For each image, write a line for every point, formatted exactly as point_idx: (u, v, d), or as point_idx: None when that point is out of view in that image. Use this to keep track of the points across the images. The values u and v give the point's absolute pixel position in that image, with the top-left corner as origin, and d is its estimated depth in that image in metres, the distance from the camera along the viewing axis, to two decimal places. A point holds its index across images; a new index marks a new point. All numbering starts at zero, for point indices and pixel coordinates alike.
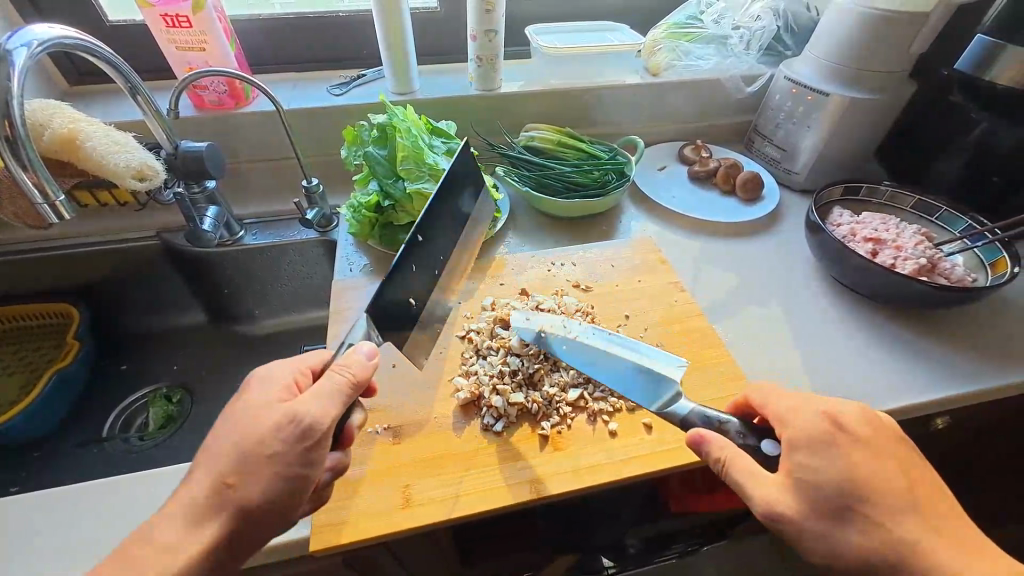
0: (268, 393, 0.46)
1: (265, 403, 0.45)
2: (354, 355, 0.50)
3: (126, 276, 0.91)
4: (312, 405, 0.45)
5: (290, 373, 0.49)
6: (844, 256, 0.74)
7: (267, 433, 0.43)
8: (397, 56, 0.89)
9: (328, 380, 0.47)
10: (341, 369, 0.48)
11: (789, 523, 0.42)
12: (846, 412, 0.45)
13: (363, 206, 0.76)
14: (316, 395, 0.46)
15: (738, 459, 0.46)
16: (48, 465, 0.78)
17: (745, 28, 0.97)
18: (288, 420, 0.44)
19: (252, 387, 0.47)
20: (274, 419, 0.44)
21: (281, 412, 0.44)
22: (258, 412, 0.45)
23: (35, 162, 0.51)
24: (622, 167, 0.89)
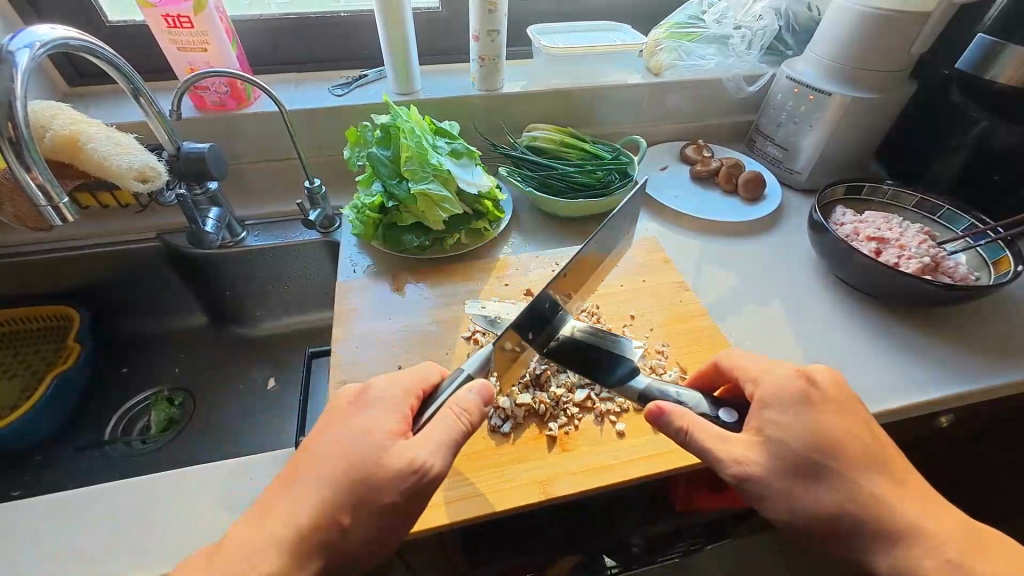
0: (386, 425, 0.47)
1: (385, 439, 0.46)
2: (468, 397, 0.49)
3: (127, 278, 0.91)
4: (423, 451, 0.45)
5: (405, 400, 0.50)
6: (848, 255, 0.74)
7: (388, 473, 0.44)
8: (399, 56, 0.89)
9: (445, 421, 0.47)
10: (453, 410, 0.48)
11: (758, 478, 0.46)
12: (818, 376, 0.50)
13: (366, 207, 0.76)
14: (423, 442, 0.46)
15: (698, 426, 0.49)
16: (49, 469, 0.77)
17: (746, 28, 0.97)
18: (409, 469, 0.44)
19: (368, 417, 0.48)
20: (396, 464, 0.45)
21: (403, 459, 0.45)
22: (374, 448, 0.46)
23: (37, 164, 0.50)
24: (625, 167, 0.89)
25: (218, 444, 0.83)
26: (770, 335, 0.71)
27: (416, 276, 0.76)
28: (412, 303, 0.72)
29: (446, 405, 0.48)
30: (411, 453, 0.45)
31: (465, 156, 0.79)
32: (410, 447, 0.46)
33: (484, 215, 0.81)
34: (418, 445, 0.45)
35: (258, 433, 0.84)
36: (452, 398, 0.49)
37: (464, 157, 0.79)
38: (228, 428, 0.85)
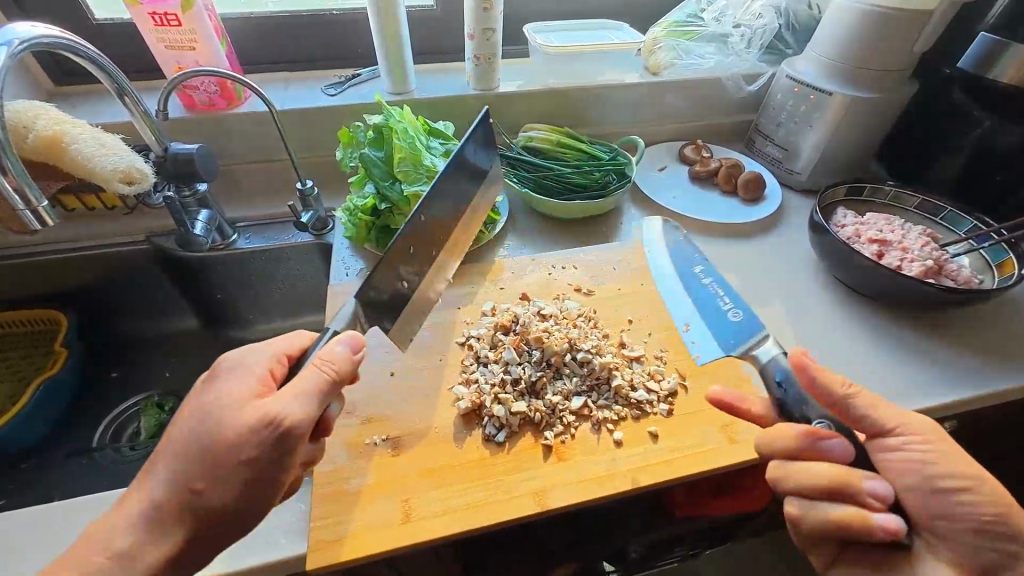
0: (246, 388, 0.45)
1: (239, 401, 0.44)
2: (333, 349, 0.48)
3: (115, 281, 0.89)
4: (286, 406, 0.44)
5: (266, 363, 0.48)
6: (849, 258, 0.72)
7: (245, 431, 0.42)
8: (392, 55, 0.87)
9: (311, 376, 0.46)
10: (321, 366, 0.46)
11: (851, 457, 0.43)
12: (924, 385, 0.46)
13: (358, 209, 0.74)
14: (285, 396, 0.44)
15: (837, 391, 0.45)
16: (34, 477, 0.75)
17: (746, 27, 0.95)
18: (263, 423, 0.43)
19: (227, 383, 0.46)
20: (250, 418, 0.43)
21: (261, 411, 0.43)
22: (232, 410, 0.43)
23: (14, 167, 0.49)
24: (622, 168, 0.87)
25: None
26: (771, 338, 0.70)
27: None
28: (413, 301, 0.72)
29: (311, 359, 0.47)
30: (272, 406, 0.43)
31: None
32: (269, 401, 0.44)
33: None
34: (281, 398, 0.44)
35: None
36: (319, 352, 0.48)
37: None
38: None
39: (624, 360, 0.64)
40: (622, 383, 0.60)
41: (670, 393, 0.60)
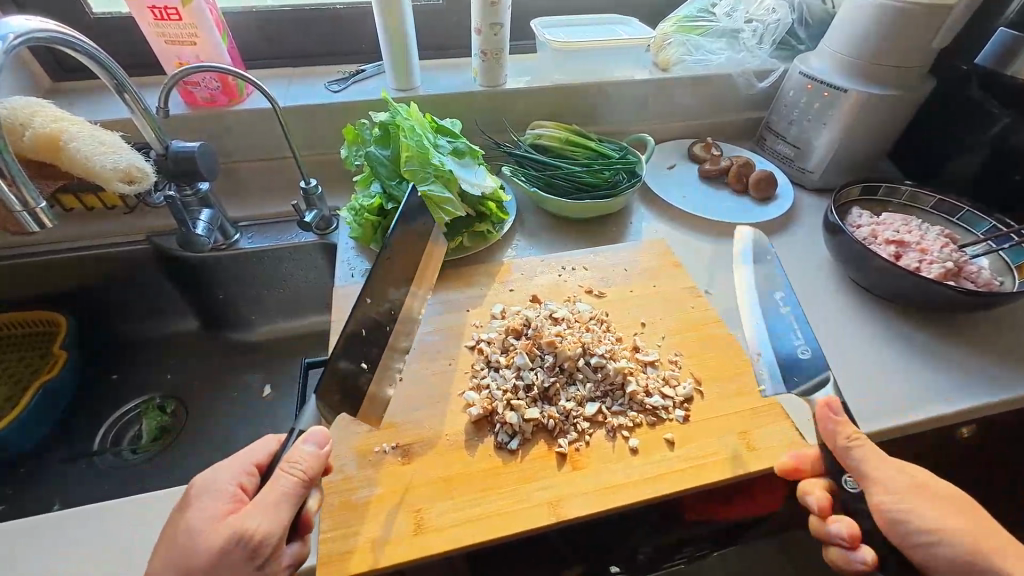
0: (212, 510, 0.42)
1: (207, 523, 0.41)
2: (299, 449, 0.45)
3: (116, 282, 0.87)
4: (256, 520, 0.41)
5: (233, 479, 0.45)
6: (867, 259, 0.71)
7: (217, 552, 0.40)
8: (397, 51, 0.85)
9: (279, 481, 0.43)
10: (287, 470, 0.43)
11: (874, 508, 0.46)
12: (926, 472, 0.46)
13: (364, 209, 0.73)
14: (256, 507, 0.42)
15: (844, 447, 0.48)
16: (33, 483, 0.74)
17: (758, 22, 0.94)
18: (237, 537, 0.40)
19: (196, 502, 0.43)
20: (218, 542, 0.40)
21: (228, 530, 0.40)
22: (201, 531, 0.41)
23: (10, 167, 0.47)
24: (633, 167, 0.85)
25: (211, 455, 0.80)
26: None
27: None
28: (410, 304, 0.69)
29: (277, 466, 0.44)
30: (241, 522, 0.41)
31: (467, 156, 0.76)
32: (237, 518, 0.41)
33: (485, 217, 0.77)
34: (250, 511, 0.41)
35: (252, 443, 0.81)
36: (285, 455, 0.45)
37: (467, 157, 0.76)
38: (223, 437, 0.82)
39: (638, 364, 0.62)
40: (637, 388, 0.58)
41: (686, 399, 0.59)
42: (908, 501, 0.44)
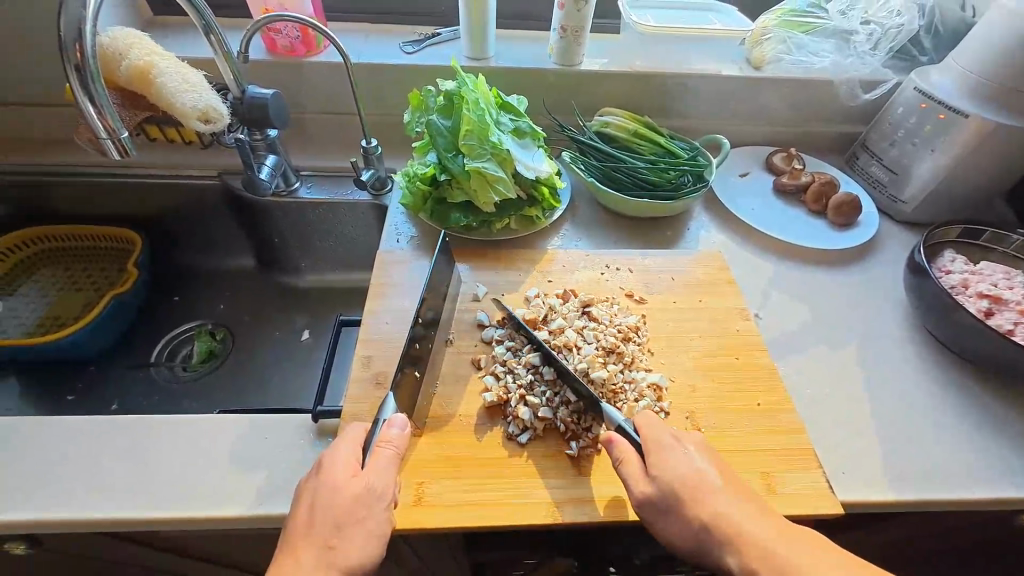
0: (345, 472, 0.45)
1: (330, 489, 0.44)
2: (388, 430, 0.48)
3: (186, 210, 0.94)
4: (379, 479, 0.45)
5: (343, 460, 0.46)
6: (948, 311, 0.64)
7: (354, 502, 0.44)
8: (474, 17, 0.83)
9: (381, 455, 0.47)
10: (386, 446, 0.47)
11: (654, 514, 0.46)
12: (705, 481, 0.47)
13: (418, 177, 0.72)
14: (373, 471, 0.46)
15: (631, 455, 0.49)
16: (99, 382, 0.83)
17: (876, 24, 0.83)
18: (365, 494, 0.45)
19: (323, 468, 0.46)
20: (350, 496, 0.44)
21: (356, 487, 0.44)
22: (334, 489, 0.44)
23: (102, 98, 0.50)
24: (701, 170, 0.80)
25: (249, 385, 0.86)
26: (841, 384, 0.63)
27: (459, 255, 0.73)
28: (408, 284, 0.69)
29: (376, 443, 0.47)
30: (365, 481, 0.45)
31: (528, 136, 0.74)
32: (361, 480, 0.45)
33: (537, 202, 0.75)
34: (371, 474, 0.45)
35: (285, 382, 0.86)
36: (378, 437, 0.48)
37: (528, 138, 0.74)
38: (261, 373, 0.87)
39: (645, 372, 0.61)
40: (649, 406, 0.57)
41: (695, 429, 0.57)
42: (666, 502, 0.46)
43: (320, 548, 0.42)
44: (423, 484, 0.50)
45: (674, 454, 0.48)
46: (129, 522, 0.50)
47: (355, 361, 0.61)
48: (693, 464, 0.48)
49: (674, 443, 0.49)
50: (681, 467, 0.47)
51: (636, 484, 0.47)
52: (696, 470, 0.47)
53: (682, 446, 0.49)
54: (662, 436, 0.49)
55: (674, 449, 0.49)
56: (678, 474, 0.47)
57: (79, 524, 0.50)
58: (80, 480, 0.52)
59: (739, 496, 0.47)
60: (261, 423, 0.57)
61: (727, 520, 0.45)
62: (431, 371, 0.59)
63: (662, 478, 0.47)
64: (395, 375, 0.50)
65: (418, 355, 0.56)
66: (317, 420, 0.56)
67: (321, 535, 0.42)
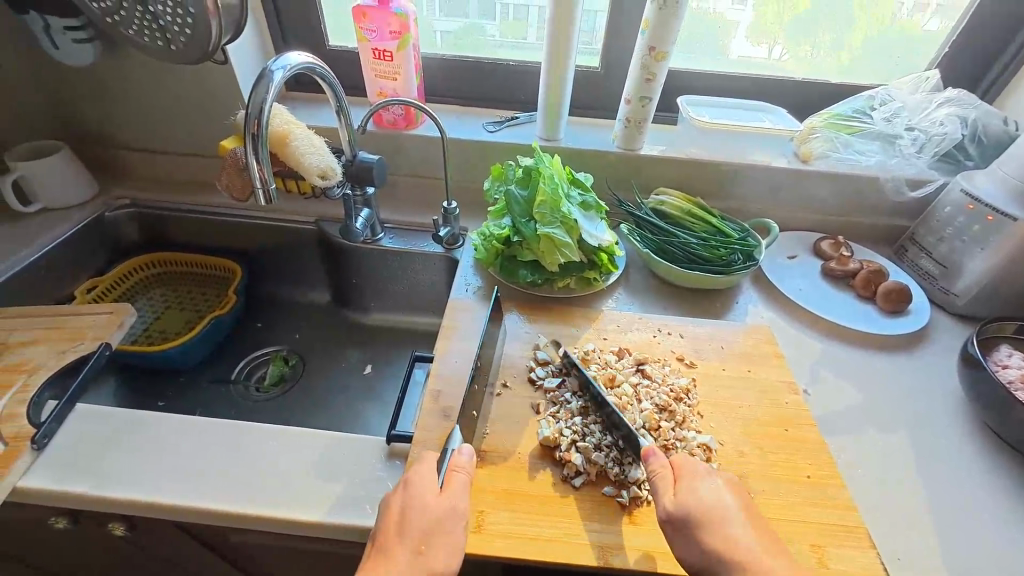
0: (429, 488, 0.50)
1: (422, 500, 0.49)
2: (459, 457, 0.54)
3: (284, 249, 1.08)
4: (457, 499, 0.50)
5: (426, 478, 0.51)
6: (1005, 405, 0.64)
7: (439, 516, 0.49)
8: (552, 107, 0.97)
9: (457, 479, 0.52)
10: (458, 471, 0.52)
11: (676, 534, 0.49)
12: (727, 514, 0.49)
13: (493, 236, 0.82)
14: (451, 492, 0.51)
15: (665, 477, 0.53)
16: (187, 391, 0.94)
17: (920, 131, 0.91)
18: (447, 511, 0.49)
19: (410, 482, 0.51)
20: (435, 509, 0.49)
21: (439, 504, 0.49)
22: (423, 501, 0.49)
23: (264, 159, 0.64)
24: (751, 250, 0.86)
25: (313, 409, 0.94)
26: (893, 469, 0.64)
27: (520, 307, 0.81)
28: (471, 329, 0.77)
29: (449, 466, 0.53)
30: (446, 500, 0.50)
31: (593, 209, 0.83)
32: (444, 498, 0.50)
33: (596, 266, 0.83)
34: (450, 494, 0.50)
35: (345, 409, 0.94)
36: (452, 459, 0.54)
37: (592, 211, 0.83)
38: (325, 399, 0.95)
39: (694, 431, 0.64)
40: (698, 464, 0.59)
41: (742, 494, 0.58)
42: (686, 525, 0.49)
43: (411, 553, 0.46)
44: (483, 513, 0.54)
45: (705, 482, 0.52)
46: (215, 513, 0.56)
47: (426, 393, 0.67)
48: (718, 494, 0.51)
49: (706, 473, 0.53)
50: (707, 493, 0.51)
51: (662, 500, 0.51)
52: (721, 500, 0.50)
53: (713, 477, 0.52)
54: (696, 467, 0.53)
55: (705, 480, 0.52)
56: (703, 500, 0.50)
57: (176, 510, 0.57)
58: (181, 471, 0.59)
59: (757, 531, 0.49)
60: (337, 440, 0.63)
61: (741, 546, 0.47)
62: (484, 412, 0.64)
63: (686, 503, 0.50)
64: (461, 412, 0.58)
65: (477, 403, 0.63)
66: (390, 442, 0.62)
67: (412, 542, 0.47)
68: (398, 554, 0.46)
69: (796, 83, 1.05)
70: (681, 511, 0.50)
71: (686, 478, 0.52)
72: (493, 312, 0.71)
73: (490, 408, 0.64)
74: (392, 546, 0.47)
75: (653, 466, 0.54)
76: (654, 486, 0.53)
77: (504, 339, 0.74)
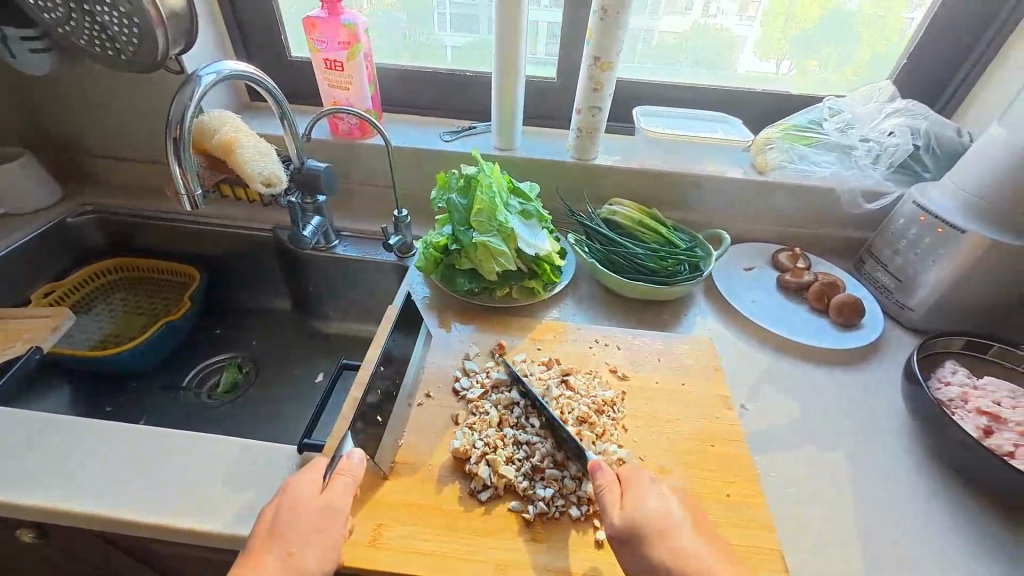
0: (309, 491, 0.50)
1: (302, 503, 0.49)
2: (347, 461, 0.52)
3: (243, 256, 1.09)
4: (338, 502, 0.50)
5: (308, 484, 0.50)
6: (941, 424, 0.62)
7: (315, 518, 0.48)
8: (504, 116, 0.97)
9: (340, 481, 0.51)
10: (344, 475, 0.51)
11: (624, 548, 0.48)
12: (676, 526, 0.48)
13: (432, 244, 0.81)
14: (334, 494, 0.50)
15: (613, 489, 0.51)
16: (135, 397, 0.93)
17: (874, 142, 0.90)
18: (325, 515, 0.49)
19: (291, 487, 0.50)
20: (312, 513, 0.48)
21: (317, 505, 0.49)
22: (298, 504, 0.49)
23: (188, 163, 0.64)
24: (697, 261, 0.85)
25: (261, 417, 0.93)
26: (825, 489, 0.61)
27: (459, 316, 0.80)
28: None
29: (335, 468, 0.51)
30: (326, 503, 0.49)
31: (534, 218, 0.82)
32: (324, 500, 0.49)
33: (537, 276, 0.82)
34: (331, 496, 0.50)
35: (292, 418, 0.93)
36: (340, 460, 0.52)
37: (534, 219, 0.82)
38: (274, 407, 0.95)
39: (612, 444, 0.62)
40: None
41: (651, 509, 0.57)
42: (633, 540, 0.48)
43: (280, 555, 0.46)
44: (381, 527, 0.53)
45: (651, 491, 0.51)
46: (118, 522, 0.56)
47: None
48: (665, 505, 0.50)
49: (652, 482, 0.52)
50: (654, 504, 0.50)
51: (609, 513, 0.49)
52: (667, 510, 0.50)
53: (658, 485, 0.52)
54: (641, 477, 0.52)
55: (651, 490, 0.51)
56: (651, 511, 0.49)
57: (79, 518, 0.56)
58: (90, 479, 0.59)
59: (705, 543, 0.48)
60: (253, 449, 0.62)
61: (692, 560, 0.46)
62: (400, 423, 0.62)
63: (632, 515, 0.49)
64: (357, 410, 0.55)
65: (392, 413, 0.61)
66: (301, 452, 0.61)
67: (283, 546, 0.46)
68: (267, 557, 0.45)
69: (755, 94, 1.05)
70: (628, 524, 0.48)
71: (633, 489, 0.51)
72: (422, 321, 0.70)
73: (404, 420, 0.63)
74: (262, 549, 0.46)
75: (599, 477, 0.52)
76: (602, 498, 0.51)
77: (433, 348, 0.73)
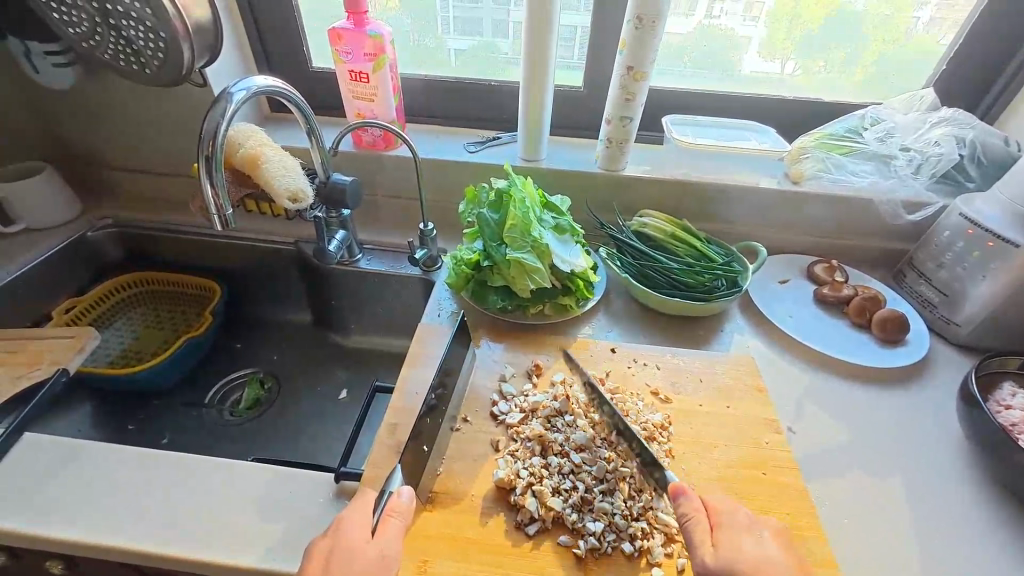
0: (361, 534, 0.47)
1: (354, 545, 0.46)
2: (398, 500, 0.50)
3: (264, 269, 1.07)
4: (391, 544, 0.47)
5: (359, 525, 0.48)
6: (1004, 450, 0.60)
7: (368, 563, 0.46)
8: (531, 127, 0.95)
9: (392, 524, 0.49)
10: (395, 516, 0.49)
11: None
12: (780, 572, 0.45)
13: (464, 261, 0.79)
14: (386, 536, 0.48)
15: (702, 527, 0.49)
16: (158, 415, 0.92)
17: (916, 152, 0.88)
18: (378, 559, 0.46)
19: (342, 527, 0.48)
20: (366, 557, 0.46)
21: (372, 550, 0.46)
22: (351, 547, 0.46)
23: (220, 181, 0.62)
24: (735, 276, 0.83)
25: (284, 435, 0.91)
26: (883, 519, 0.59)
27: (491, 334, 0.78)
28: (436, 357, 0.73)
29: (386, 508, 0.49)
30: (379, 546, 0.47)
31: (568, 233, 0.80)
32: (377, 544, 0.47)
33: (571, 292, 0.80)
34: (384, 539, 0.47)
35: (316, 436, 0.91)
36: (389, 500, 0.50)
37: (567, 234, 0.80)
38: (297, 424, 0.93)
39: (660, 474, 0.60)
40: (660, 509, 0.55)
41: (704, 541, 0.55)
42: None
43: None
44: (426, 564, 0.50)
45: (747, 535, 0.48)
46: (151, 555, 0.54)
47: (383, 426, 0.64)
48: (762, 549, 0.47)
49: (749, 526, 0.49)
50: (752, 548, 0.47)
51: (701, 553, 0.47)
52: (767, 554, 0.47)
53: (757, 529, 0.49)
54: (737, 517, 0.50)
55: (744, 531, 0.49)
56: (748, 554, 0.46)
57: (111, 550, 0.54)
58: (120, 508, 0.57)
59: None
60: (286, 476, 0.60)
61: None
62: (439, 449, 0.60)
63: (726, 557, 0.46)
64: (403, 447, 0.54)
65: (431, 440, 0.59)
66: (338, 480, 0.59)
67: None
68: None
69: (788, 102, 1.02)
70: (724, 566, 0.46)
71: (727, 531, 0.49)
72: (456, 341, 0.68)
73: (445, 446, 0.61)
74: None
75: (687, 514, 0.50)
76: (690, 535, 0.49)
77: (467, 368, 0.70)
